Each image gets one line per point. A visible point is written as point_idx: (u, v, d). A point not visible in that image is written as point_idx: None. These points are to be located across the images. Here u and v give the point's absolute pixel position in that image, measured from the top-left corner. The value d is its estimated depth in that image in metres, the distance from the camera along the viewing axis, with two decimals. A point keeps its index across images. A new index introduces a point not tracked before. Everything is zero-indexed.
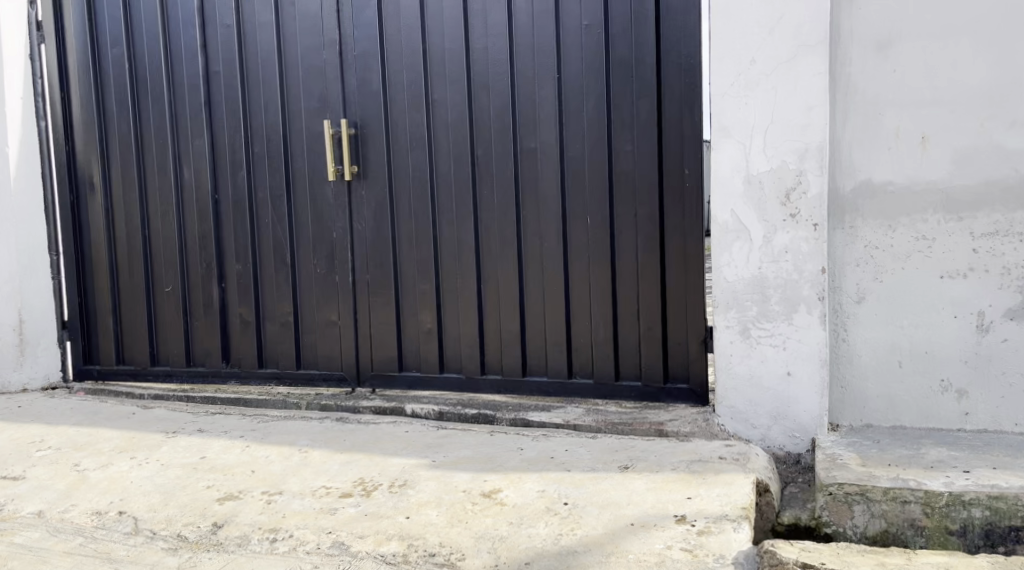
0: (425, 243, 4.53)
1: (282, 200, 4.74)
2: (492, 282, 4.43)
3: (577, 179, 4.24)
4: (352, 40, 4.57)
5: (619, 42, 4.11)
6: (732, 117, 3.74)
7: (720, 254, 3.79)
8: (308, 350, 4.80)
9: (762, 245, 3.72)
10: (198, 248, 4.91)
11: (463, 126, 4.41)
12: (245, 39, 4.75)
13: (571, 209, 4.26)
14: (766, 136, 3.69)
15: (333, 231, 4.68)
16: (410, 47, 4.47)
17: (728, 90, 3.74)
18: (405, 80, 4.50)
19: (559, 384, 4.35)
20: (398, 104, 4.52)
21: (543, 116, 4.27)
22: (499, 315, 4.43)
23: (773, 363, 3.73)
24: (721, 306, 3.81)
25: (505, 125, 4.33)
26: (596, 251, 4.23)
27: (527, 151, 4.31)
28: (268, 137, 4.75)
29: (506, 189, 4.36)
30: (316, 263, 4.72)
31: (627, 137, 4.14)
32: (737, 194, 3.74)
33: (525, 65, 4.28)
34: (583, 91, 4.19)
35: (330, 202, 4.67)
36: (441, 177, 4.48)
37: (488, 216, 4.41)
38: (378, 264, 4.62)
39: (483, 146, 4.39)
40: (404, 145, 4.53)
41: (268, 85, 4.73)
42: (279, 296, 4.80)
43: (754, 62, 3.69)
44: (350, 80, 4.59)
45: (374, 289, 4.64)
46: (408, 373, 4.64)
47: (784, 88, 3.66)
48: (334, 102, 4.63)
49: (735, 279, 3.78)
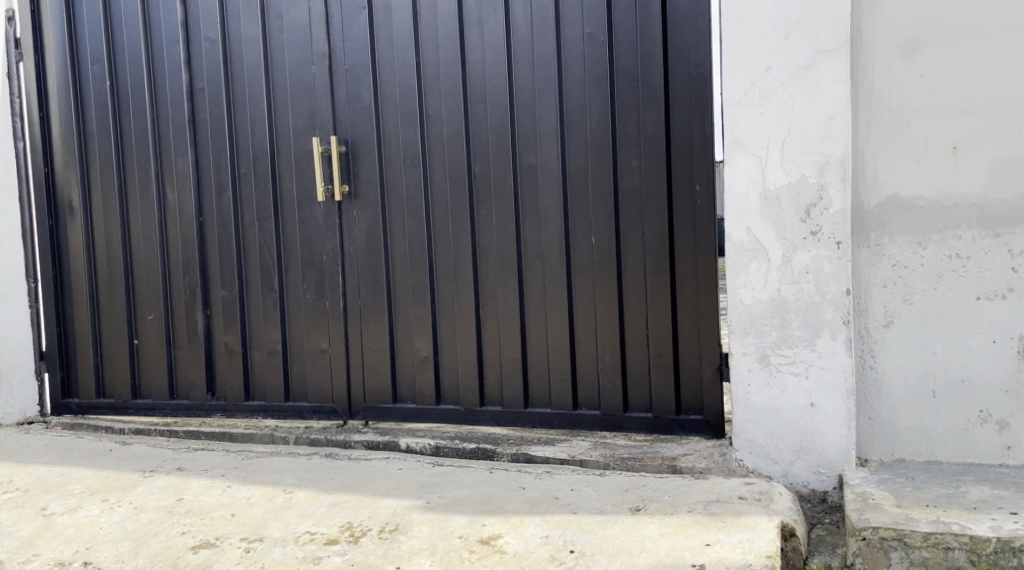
0: (419, 266, 4.27)
1: (268, 221, 4.49)
2: (491, 305, 4.16)
3: (580, 196, 3.98)
4: (343, 53, 4.34)
5: (625, 51, 3.86)
6: (746, 128, 3.50)
7: (736, 275, 3.52)
8: (297, 380, 4.53)
9: (782, 265, 3.46)
10: (181, 273, 4.64)
11: (459, 141, 4.17)
12: (230, 53, 4.52)
13: (575, 229, 4.00)
14: (782, 148, 3.45)
15: (323, 254, 4.43)
16: (402, 59, 4.25)
17: (741, 100, 3.50)
18: (398, 94, 4.27)
19: (564, 415, 4.07)
20: (391, 120, 4.29)
21: (543, 129, 4.02)
22: (499, 341, 4.16)
23: (795, 394, 3.46)
24: (737, 331, 3.54)
25: (504, 140, 4.09)
26: (601, 273, 3.96)
27: (527, 168, 4.06)
28: (254, 155, 4.51)
29: (505, 208, 4.10)
30: (306, 288, 4.46)
31: (633, 152, 3.88)
32: (753, 210, 3.49)
33: (524, 77, 4.04)
34: (586, 103, 3.95)
35: (320, 223, 4.42)
36: (437, 195, 4.23)
37: (486, 236, 4.15)
38: (371, 288, 4.36)
39: (479, 163, 4.14)
40: (398, 162, 4.29)
41: (254, 101, 4.50)
42: (267, 322, 4.53)
43: (770, 69, 3.45)
44: (341, 95, 4.37)
45: (366, 313, 4.38)
46: (402, 405, 4.36)
47: (802, 96, 3.41)
48: (323, 118, 4.40)
49: (752, 302, 3.51)
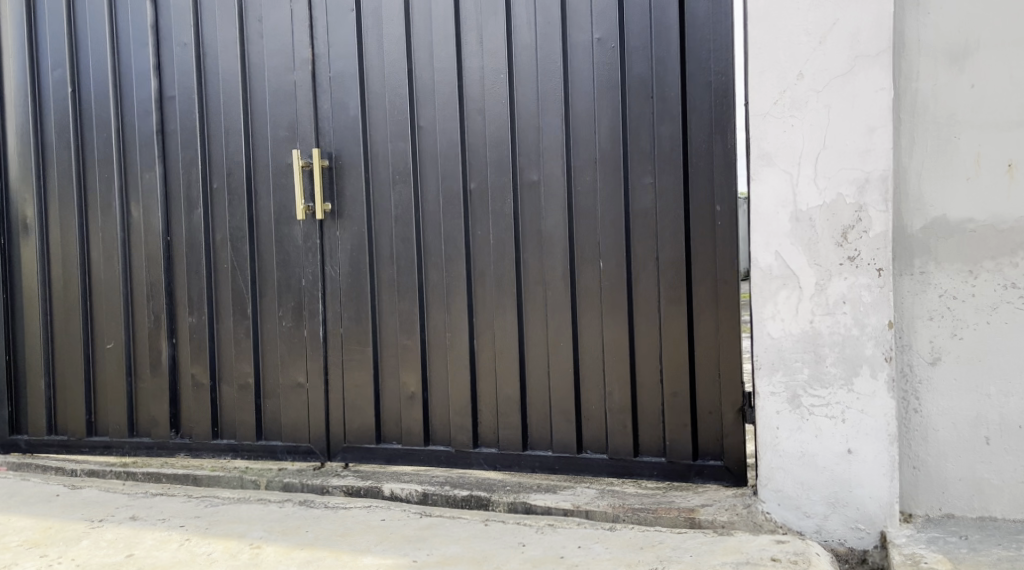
0: (408, 291, 3.88)
1: (242, 241, 4.10)
2: (486, 334, 3.78)
3: (587, 215, 3.63)
4: (327, 59, 3.98)
5: (637, 59, 3.54)
6: (775, 141, 3.14)
7: (763, 305, 3.16)
8: (270, 417, 4.08)
9: (815, 294, 3.09)
10: (146, 298, 4.22)
11: (454, 155, 3.81)
12: (204, 58, 4.15)
13: (581, 251, 3.63)
14: (816, 164, 3.09)
15: (302, 277, 4.02)
16: (393, 66, 3.89)
17: (769, 110, 3.15)
18: (387, 104, 3.91)
19: (566, 459, 3.66)
20: (379, 132, 3.93)
21: (547, 143, 3.68)
22: (496, 376, 3.77)
23: (829, 439, 3.07)
24: (764, 369, 3.16)
25: (503, 153, 3.74)
26: (609, 300, 3.60)
27: (529, 184, 3.70)
28: (228, 169, 4.12)
29: (504, 227, 3.74)
30: (282, 315, 4.04)
31: (645, 168, 3.54)
32: (782, 232, 3.13)
33: (525, 86, 3.71)
34: (595, 114, 3.61)
35: (299, 243, 4.02)
36: (429, 214, 3.86)
37: (483, 258, 3.77)
38: (354, 316, 3.95)
39: (476, 179, 3.78)
40: (386, 178, 3.92)
41: (229, 111, 4.12)
42: (237, 352, 4.10)
43: (802, 77, 3.10)
44: (324, 106, 4.00)
45: (348, 343, 3.96)
46: (386, 446, 3.93)
47: (839, 106, 3.06)
48: (305, 130, 4.02)
49: (781, 335, 3.14)
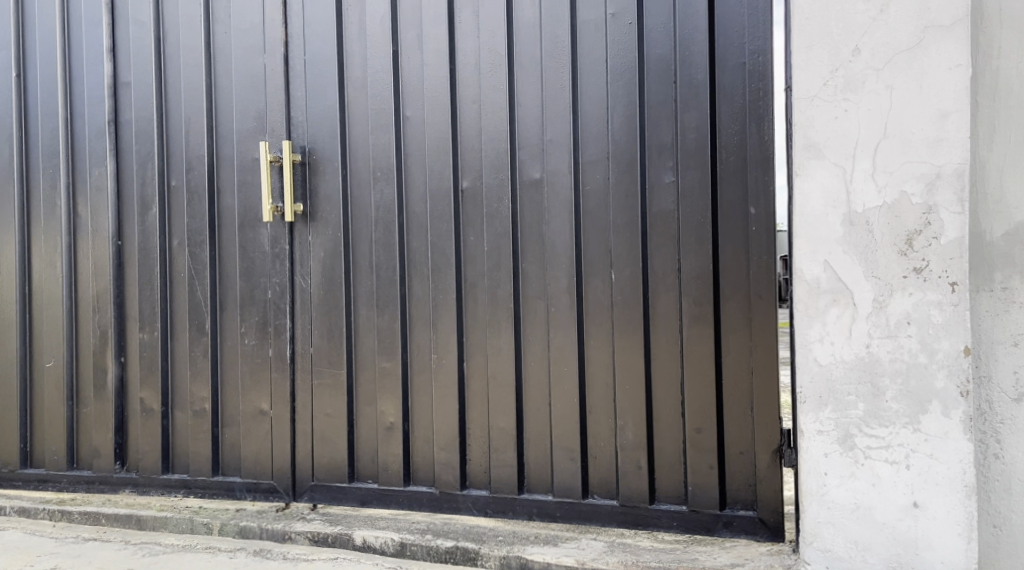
0: (389, 305, 3.36)
1: (201, 247, 3.57)
2: (478, 357, 3.25)
3: (597, 219, 3.11)
4: (302, 41, 3.48)
5: (657, 38, 3.05)
6: (824, 130, 2.64)
7: (809, 325, 2.64)
8: (229, 449, 3.53)
9: (872, 313, 2.58)
10: (92, 311, 3.69)
11: (444, 150, 3.30)
12: (163, 40, 3.65)
13: (589, 261, 3.12)
14: (875, 156, 2.59)
15: (268, 288, 3.49)
16: (375, 48, 3.39)
17: (818, 92, 2.65)
18: (370, 91, 3.40)
19: (569, 505, 3.12)
20: (358, 123, 3.42)
21: (551, 136, 3.16)
22: (488, 405, 3.23)
23: (890, 490, 2.54)
24: (810, 403, 2.63)
25: (500, 147, 3.23)
26: (621, 318, 3.07)
27: (530, 184, 3.19)
28: (187, 164, 3.61)
29: (499, 233, 3.22)
30: (245, 331, 3.51)
31: (667, 164, 3.04)
32: (834, 238, 2.62)
33: (527, 71, 3.20)
34: (608, 102, 3.11)
35: (266, 250, 3.50)
36: (414, 218, 3.34)
37: (475, 269, 3.26)
38: (327, 334, 3.41)
39: (470, 177, 3.27)
40: (366, 175, 3.41)
41: (191, 99, 3.61)
42: (193, 374, 3.56)
43: (859, 52, 2.61)
44: (298, 93, 3.49)
45: (320, 366, 3.42)
46: (361, 485, 3.38)
47: (904, 87, 2.57)
48: (274, 120, 3.51)
49: (831, 363, 2.61)
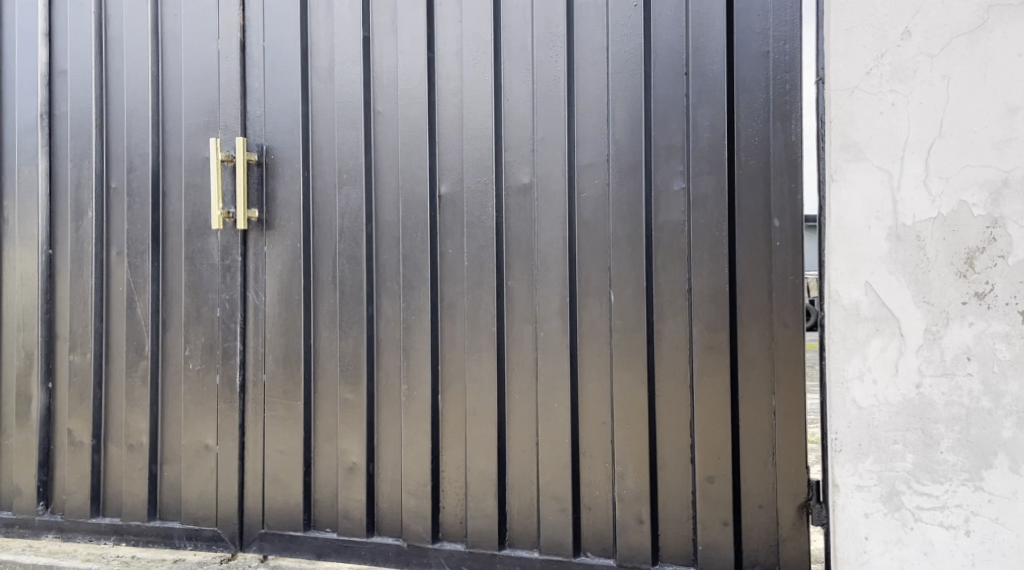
0: (353, 328, 2.91)
1: (141, 258, 3.10)
2: (455, 388, 2.81)
3: (594, 232, 2.69)
4: (261, 24, 3.02)
5: (667, 23, 2.64)
6: (866, 128, 2.24)
7: (847, 359, 2.21)
8: (169, 490, 3.07)
9: (924, 346, 2.16)
10: (16, 330, 3.21)
11: (420, 151, 2.87)
12: (106, 23, 3.18)
13: (584, 280, 2.69)
14: (928, 159, 2.19)
15: (216, 305, 3.03)
16: (343, 33, 2.94)
17: (860, 83, 2.24)
18: (336, 82, 2.96)
19: (558, 564, 2.68)
20: (323, 119, 2.98)
21: (543, 135, 2.74)
22: (466, 444, 2.79)
23: (946, 561, 2.13)
24: (849, 452, 2.20)
25: (484, 147, 2.80)
26: (621, 346, 2.64)
27: (518, 189, 2.76)
28: (128, 164, 3.14)
29: (481, 245, 2.80)
30: (189, 355, 3.05)
31: (676, 167, 2.62)
32: (878, 256, 2.21)
33: (516, 59, 2.78)
34: (610, 96, 2.69)
35: (215, 261, 3.04)
36: (385, 228, 2.91)
37: (453, 286, 2.83)
38: (282, 360, 2.97)
39: (448, 181, 2.84)
40: (331, 179, 2.96)
41: (134, 90, 3.14)
42: (129, 402, 3.09)
43: (909, 35, 2.21)
44: (255, 84, 3.03)
45: (274, 396, 2.97)
46: (318, 535, 2.93)
47: (964, 77, 2.18)
48: (228, 115, 3.04)
49: (872, 405, 2.19)
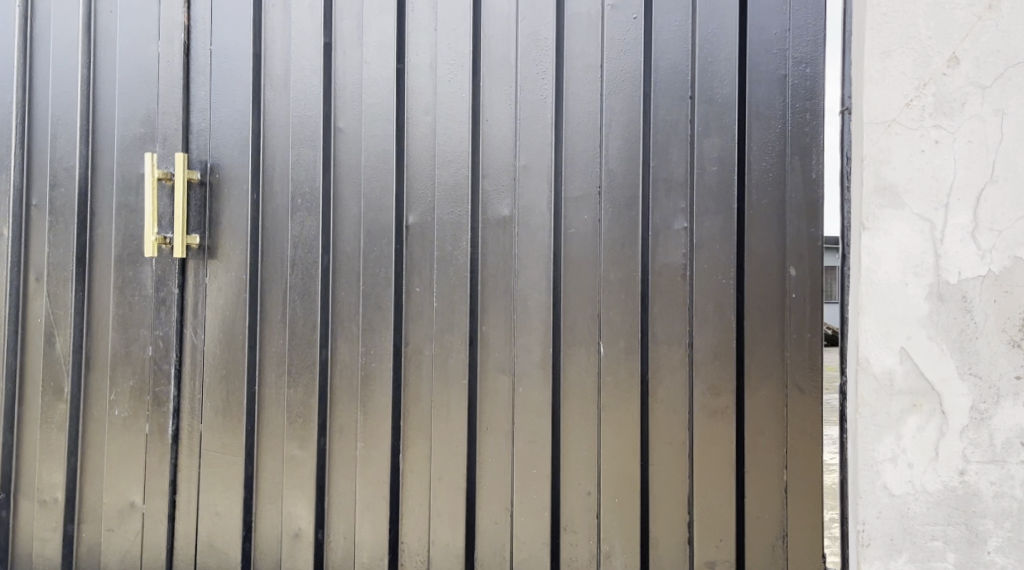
0: (304, 375, 2.55)
1: (64, 286, 2.70)
2: (419, 447, 2.46)
3: (583, 274, 2.36)
4: (208, 25, 2.64)
5: (671, 39, 2.33)
6: (904, 169, 1.92)
7: (880, 438, 1.91)
8: (86, 553, 2.67)
9: (969, 426, 1.88)
10: None
11: (386, 174, 2.51)
12: (31, 15, 2.74)
13: (569, 329, 2.36)
14: (977, 208, 1.89)
15: (148, 344, 2.65)
16: (302, 38, 2.58)
17: (898, 115, 1.93)
18: (293, 94, 2.58)
19: None
20: (276, 135, 2.60)
21: (528, 161, 2.41)
22: (430, 512, 2.45)
23: None
24: (880, 548, 1.90)
25: (458, 174, 2.46)
26: (612, 407, 2.33)
27: (496, 222, 2.43)
28: (50, 178, 2.72)
29: (453, 286, 2.45)
30: (116, 399, 2.67)
31: (678, 204, 2.30)
32: (916, 319, 1.90)
33: (498, 75, 2.44)
34: (604, 120, 2.36)
35: (147, 291, 2.65)
36: (344, 260, 2.54)
37: (419, 330, 2.47)
38: (221, 408, 2.60)
39: (417, 210, 2.49)
40: (283, 203, 2.58)
41: (60, 93, 2.72)
42: (44, 452, 2.69)
43: (957, 61, 1.91)
44: (200, 92, 2.65)
45: (212, 449, 2.60)
46: None
47: (1019, 114, 1.89)
48: (167, 127, 2.65)
49: (908, 494, 1.90)
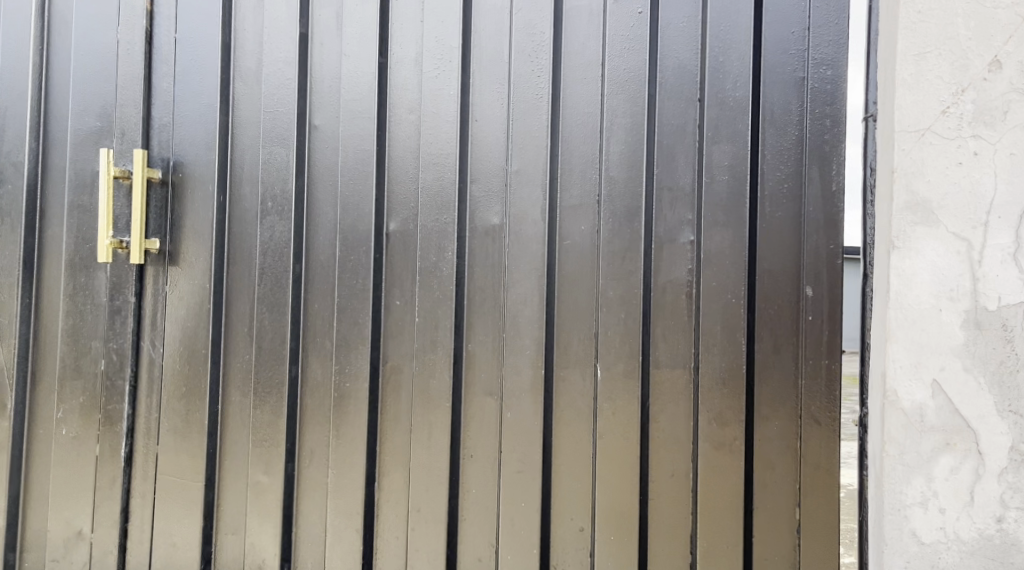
0: (271, 394, 2.34)
1: (8, 293, 2.46)
2: (397, 476, 2.26)
3: (579, 290, 2.17)
4: (173, 11, 2.43)
5: (679, 36, 2.14)
6: (938, 183, 1.74)
7: (909, 480, 1.74)
8: None
9: (1008, 468, 1.71)
10: None
11: (365, 177, 2.31)
12: None
13: (563, 350, 2.17)
14: (1019, 228, 1.71)
15: (101, 357, 2.42)
16: (275, 27, 2.37)
17: (933, 123, 1.75)
18: (264, 88, 2.37)
19: None
20: (245, 131, 2.38)
21: (521, 166, 2.21)
22: (407, 546, 2.25)
23: None
24: None
25: (444, 178, 2.26)
26: (609, 435, 2.15)
27: (484, 232, 2.23)
28: None
29: (436, 300, 2.25)
30: (64, 417, 2.44)
31: (684, 216, 2.13)
32: (950, 349, 1.73)
33: (489, 71, 2.24)
34: (605, 123, 2.17)
35: (101, 299, 2.42)
36: (317, 270, 2.33)
37: (399, 348, 2.27)
38: (179, 428, 2.38)
39: (399, 217, 2.28)
40: (253, 206, 2.37)
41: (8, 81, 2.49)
42: None
43: (999, 65, 1.73)
44: (163, 83, 2.43)
45: (170, 473, 2.38)
46: None
47: None
48: (126, 120, 2.43)
49: (939, 542, 1.73)
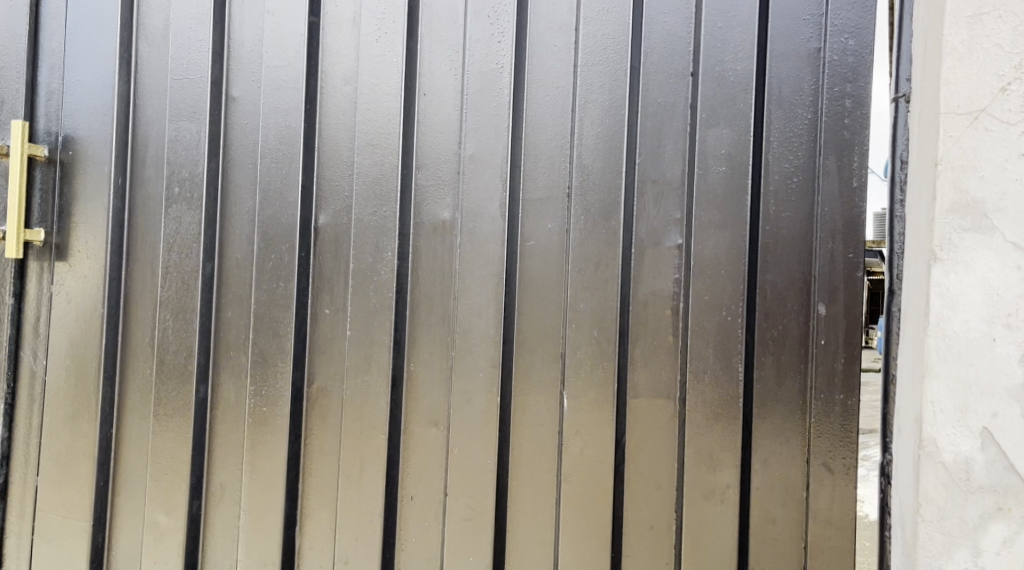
0: (173, 417, 1.95)
1: None
2: (322, 520, 1.89)
3: (544, 300, 1.80)
4: None
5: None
6: (995, 180, 1.40)
7: (953, 553, 1.41)
8: None
9: None
10: None
11: (290, 159, 1.92)
12: None
13: (522, 373, 1.80)
14: None
15: None
16: None
17: (991, 104, 1.40)
18: (172, 50, 1.97)
19: None
20: (150, 102, 1.98)
21: (476, 151, 1.83)
22: None
23: None
24: None
25: (385, 163, 1.87)
26: (577, 477, 1.78)
27: (432, 228, 1.85)
28: None
29: (372, 309, 1.87)
30: None
31: (671, 214, 1.76)
32: (1004, 388, 1.39)
33: (441, 35, 1.86)
34: (579, 100, 1.80)
35: None
36: (231, 269, 1.94)
37: (326, 366, 1.89)
38: (64, 456, 1.99)
39: (330, 209, 1.90)
40: (156, 191, 1.98)
41: None
42: None
43: None
44: (52, 42, 2.02)
45: (51, 509, 1.99)
46: None
47: None
48: (6, 86, 2.02)
49: None
